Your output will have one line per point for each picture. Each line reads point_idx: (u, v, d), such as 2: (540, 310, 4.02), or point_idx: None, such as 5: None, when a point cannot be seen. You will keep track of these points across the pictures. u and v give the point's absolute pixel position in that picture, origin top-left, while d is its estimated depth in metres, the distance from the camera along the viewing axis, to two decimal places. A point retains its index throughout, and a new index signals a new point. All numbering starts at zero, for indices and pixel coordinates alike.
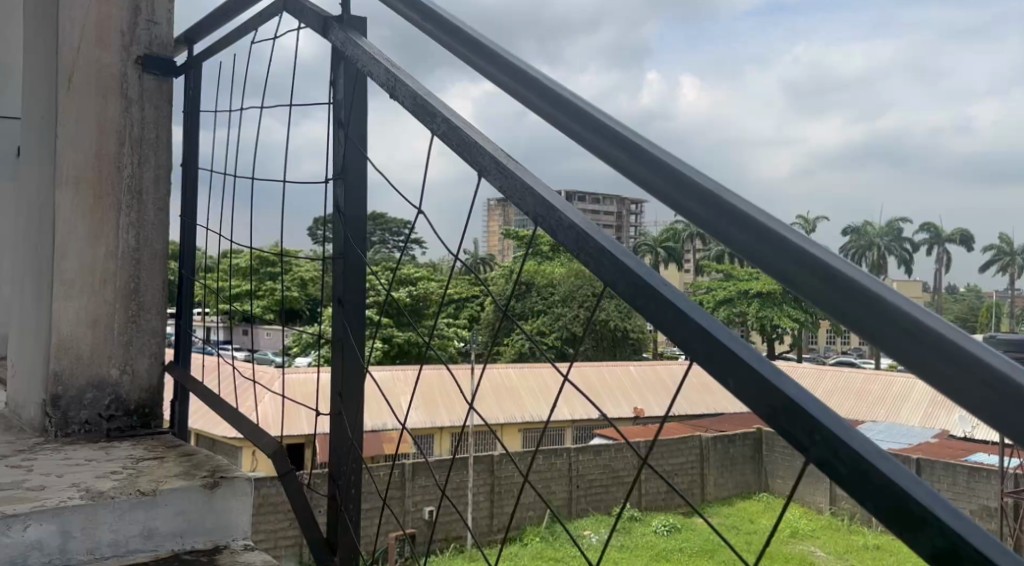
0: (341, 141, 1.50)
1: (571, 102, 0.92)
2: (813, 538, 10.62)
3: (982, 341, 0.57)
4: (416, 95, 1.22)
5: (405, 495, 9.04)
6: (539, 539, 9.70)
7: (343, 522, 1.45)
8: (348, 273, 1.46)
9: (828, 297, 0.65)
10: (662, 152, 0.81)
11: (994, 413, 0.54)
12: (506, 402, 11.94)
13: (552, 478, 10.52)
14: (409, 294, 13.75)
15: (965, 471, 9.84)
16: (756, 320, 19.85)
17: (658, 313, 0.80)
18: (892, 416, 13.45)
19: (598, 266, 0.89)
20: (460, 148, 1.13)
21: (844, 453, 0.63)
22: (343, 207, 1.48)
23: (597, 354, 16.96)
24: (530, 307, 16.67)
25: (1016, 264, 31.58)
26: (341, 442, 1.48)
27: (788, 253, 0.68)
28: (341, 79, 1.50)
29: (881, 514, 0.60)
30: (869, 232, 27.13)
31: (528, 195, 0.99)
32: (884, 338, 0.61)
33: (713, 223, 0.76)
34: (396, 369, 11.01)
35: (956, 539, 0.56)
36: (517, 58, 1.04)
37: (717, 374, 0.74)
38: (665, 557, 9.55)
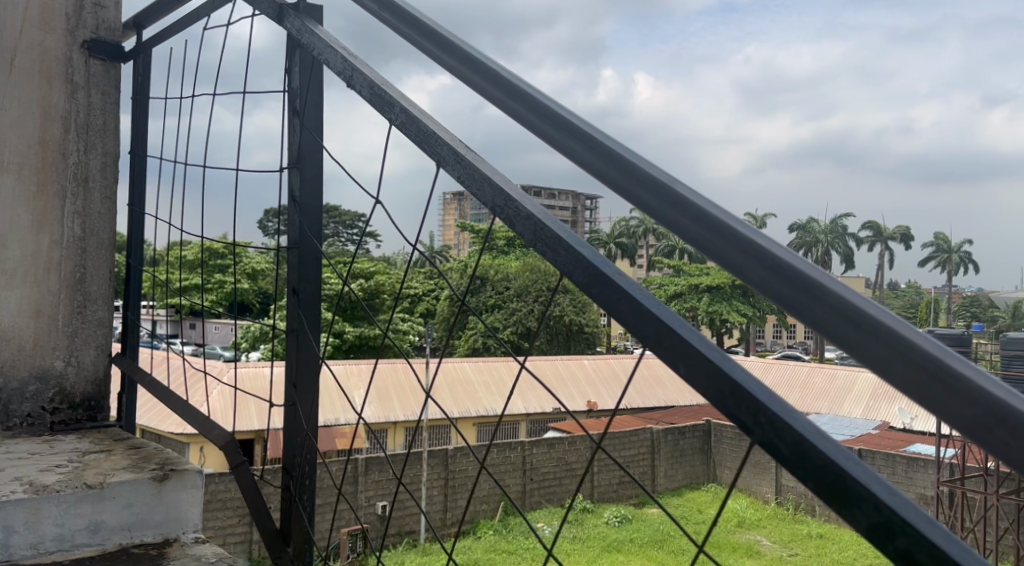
0: (296, 129, 1.49)
1: (527, 93, 0.94)
2: (759, 527, 10.85)
3: (919, 326, 0.60)
4: (373, 84, 1.22)
5: (359, 490, 8.96)
6: (492, 532, 9.72)
7: (297, 513, 1.45)
8: (303, 262, 1.45)
9: (774, 288, 0.68)
10: (617, 145, 0.83)
11: (935, 404, 0.57)
12: (461, 396, 11.92)
13: (506, 471, 10.54)
14: (362, 288, 13.63)
15: (904, 461, 10.13)
16: (706, 314, 20.12)
17: (610, 300, 0.83)
18: (835, 408, 13.82)
19: (553, 256, 0.90)
20: (418, 138, 1.13)
21: (787, 436, 0.66)
22: (298, 197, 1.47)
23: (552, 348, 16.98)
24: (484, 301, 16.58)
25: (955, 260, 32.56)
26: (295, 433, 1.46)
27: (736, 243, 0.71)
28: (296, 66, 1.49)
29: (820, 491, 0.64)
30: (815, 229, 27.78)
31: (487, 185, 1.00)
32: (825, 323, 0.64)
33: (665, 214, 0.78)
34: (350, 363, 10.92)
35: (891, 516, 0.59)
36: (474, 48, 1.05)
37: (667, 359, 0.76)
38: (616, 547, 9.63)
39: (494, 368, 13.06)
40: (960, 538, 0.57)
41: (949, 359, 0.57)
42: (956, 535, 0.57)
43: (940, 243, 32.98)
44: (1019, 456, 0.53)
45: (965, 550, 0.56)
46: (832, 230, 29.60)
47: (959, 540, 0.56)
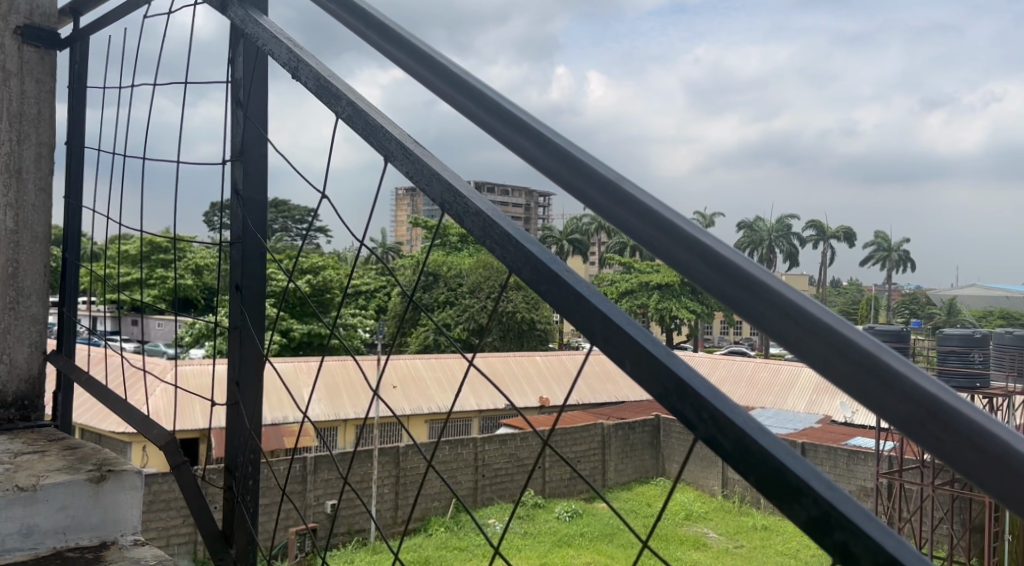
0: (239, 121, 1.45)
1: (478, 90, 0.93)
2: (706, 520, 11.01)
3: (860, 325, 0.61)
4: (319, 76, 1.20)
5: (307, 489, 8.82)
6: (443, 529, 9.68)
7: (239, 513, 1.42)
8: (247, 258, 1.42)
9: (718, 285, 0.69)
10: (565, 143, 0.84)
11: (869, 396, 0.59)
12: (412, 393, 11.83)
13: (457, 468, 10.49)
14: (311, 284, 13.39)
15: (845, 453, 10.39)
16: (656, 311, 20.37)
17: (558, 297, 0.83)
18: (780, 403, 14.12)
19: (503, 253, 0.90)
20: (365, 131, 1.12)
21: (729, 431, 0.67)
22: (241, 189, 1.43)
23: (505, 345, 16.93)
24: (436, 298, 16.46)
25: (894, 258, 33.45)
26: (237, 432, 1.43)
27: (682, 241, 0.72)
28: (240, 56, 1.46)
29: (759, 485, 0.65)
30: (761, 228, 28.28)
31: (435, 180, 0.99)
32: (769, 322, 0.65)
33: (612, 212, 0.79)
34: (298, 360, 10.75)
35: (828, 509, 0.61)
36: (424, 42, 1.04)
37: (615, 357, 0.77)
38: (567, 542, 9.68)
39: (446, 365, 13.00)
40: (896, 532, 0.59)
41: (885, 355, 0.58)
42: (891, 530, 0.59)
43: (881, 242, 33.87)
44: (951, 449, 0.55)
45: (905, 547, 0.58)
46: (779, 228, 30.15)
47: (894, 534, 0.58)
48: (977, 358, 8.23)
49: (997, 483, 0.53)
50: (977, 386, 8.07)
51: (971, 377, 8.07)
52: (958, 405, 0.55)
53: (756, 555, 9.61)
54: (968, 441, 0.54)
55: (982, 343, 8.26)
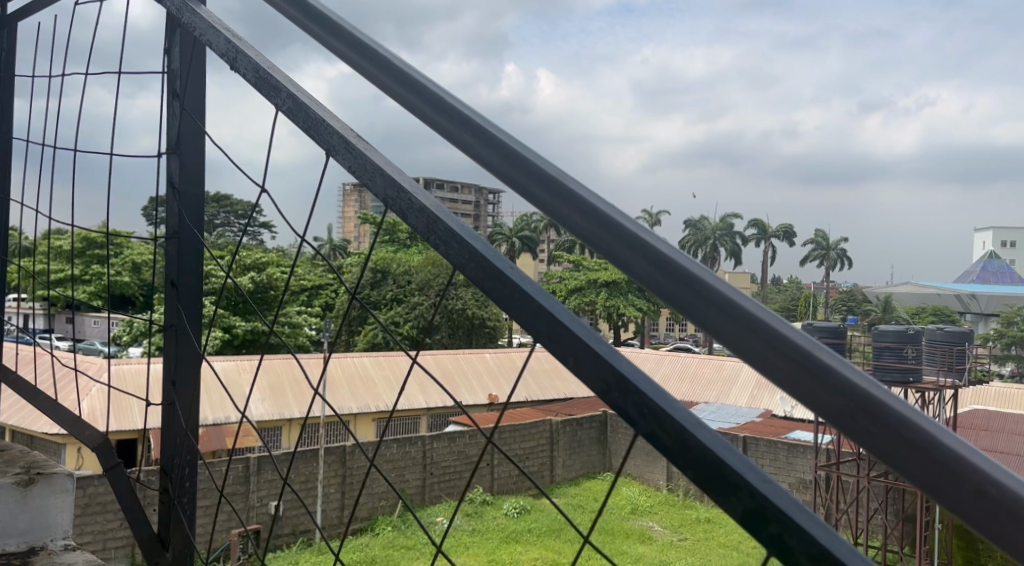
0: (175, 112, 1.41)
1: (424, 86, 0.92)
2: (651, 514, 11.12)
3: (796, 324, 0.63)
4: (258, 67, 1.17)
5: (250, 490, 8.64)
6: (390, 528, 9.59)
7: (176, 515, 1.39)
8: (182, 254, 1.39)
9: (657, 283, 0.70)
10: (508, 138, 0.84)
11: (811, 394, 0.60)
12: (359, 391, 11.69)
13: (404, 466, 10.39)
14: (254, 281, 13.09)
15: (785, 447, 10.63)
16: (603, 308, 20.56)
17: (503, 297, 0.83)
18: (722, 398, 14.39)
19: (447, 249, 0.90)
20: (306, 125, 1.10)
21: (668, 425, 0.68)
22: (177, 184, 1.39)
23: (453, 342, 16.83)
24: (384, 295, 16.27)
25: (832, 257, 34.45)
26: (173, 434, 1.40)
27: (624, 238, 0.72)
28: (177, 46, 1.42)
29: (697, 480, 0.67)
30: (707, 227, 28.71)
31: (378, 176, 0.98)
32: (708, 321, 0.66)
33: (556, 209, 0.79)
34: (241, 359, 10.51)
35: (762, 502, 0.62)
36: (368, 38, 1.03)
37: (560, 355, 0.77)
38: (515, 538, 9.70)
39: (394, 363, 12.88)
40: (829, 522, 0.60)
41: (821, 352, 0.60)
42: (825, 521, 0.61)
43: (820, 241, 34.74)
44: (883, 442, 0.56)
45: (838, 539, 0.59)
46: (723, 227, 30.68)
47: (829, 526, 0.60)
48: (910, 353, 8.52)
49: (927, 477, 0.55)
50: (910, 381, 8.38)
51: (905, 372, 8.32)
52: (890, 399, 0.56)
53: (699, 548, 9.79)
54: (905, 439, 0.55)
55: (914, 339, 8.55)
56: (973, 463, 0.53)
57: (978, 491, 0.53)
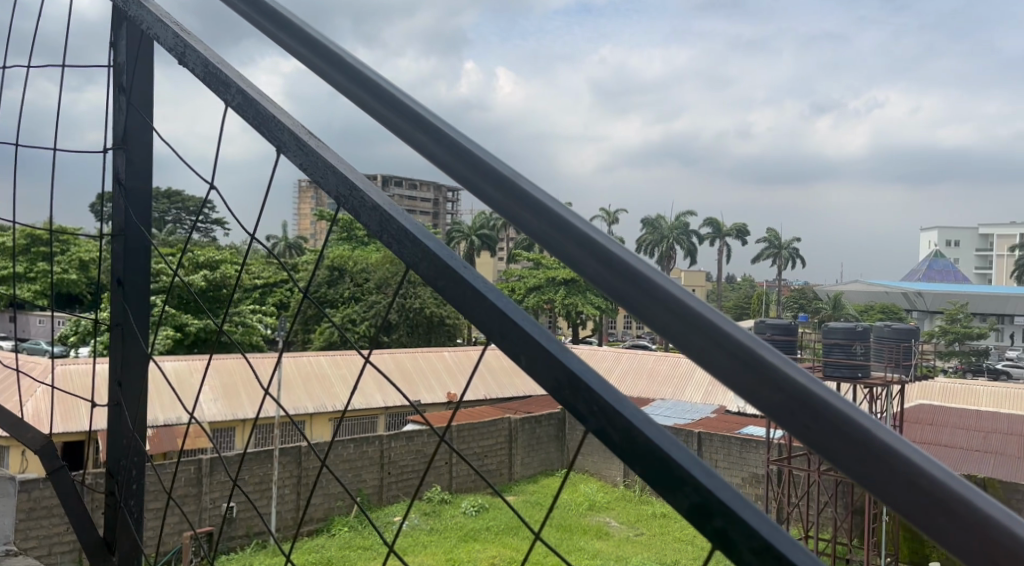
0: (121, 107, 1.38)
1: (377, 85, 0.92)
2: (608, 510, 11.19)
3: (741, 324, 0.64)
4: (207, 62, 1.15)
5: (202, 492, 8.48)
6: (347, 529, 9.51)
7: (123, 519, 1.36)
8: (128, 252, 1.36)
9: (604, 281, 0.71)
10: (459, 136, 0.84)
11: (753, 392, 0.62)
12: (314, 390, 11.56)
13: (361, 466, 10.31)
14: (206, 279, 12.82)
15: (738, 442, 10.80)
16: (562, 306, 20.64)
17: (455, 297, 0.83)
18: (678, 395, 14.56)
19: (400, 247, 0.89)
20: (256, 121, 1.08)
21: (618, 423, 0.69)
22: (123, 180, 1.36)
23: (411, 340, 16.70)
24: (341, 293, 16.08)
25: (785, 255, 35.04)
26: (118, 436, 1.37)
27: (574, 236, 0.74)
28: (124, 39, 1.39)
29: (645, 475, 0.68)
30: (664, 225, 28.96)
31: (331, 173, 0.97)
32: (652, 319, 0.68)
33: (509, 208, 0.80)
34: (191, 358, 10.33)
35: (706, 497, 0.64)
36: (320, 35, 1.02)
37: (510, 352, 0.78)
38: (473, 536, 9.68)
39: (351, 362, 12.77)
40: (768, 514, 0.62)
41: (761, 348, 0.61)
42: (768, 516, 0.62)
43: (774, 240, 35.35)
44: (820, 435, 0.58)
45: (779, 531, 0.61)
46: (680, 226, 31.02)
47: (772, 520, 0.62)
48: (858, 349, 8.74)
49: (864, 469, 0.56)
50: (858, 376, 8.50)
51: (853, 368, 8.51)
52: (830, 395, 0.58)
53: (655, 543, 9.91)
54: (845, 432, 0.57)
55: (862, 336, 8.78)
56: (906, 456, 0.55)
57: (912, 484, 0.54)
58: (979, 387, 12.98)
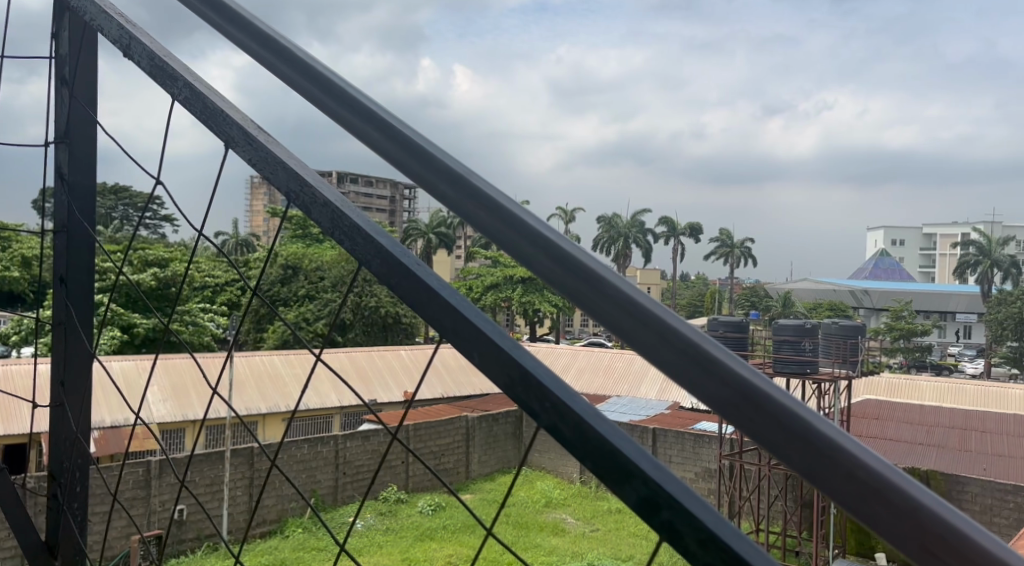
0: (64, 100, 1.35)
1: (331, 81, 0.91)
2: (564, 506, 11.23)
3: (690, 321, 0.66)
4: (154, 56, 1.13)
5: (151, 495, 8.29)
6: (301, 530, 9.41)
7: (65, 524, 1.32)
8: (71, 248, 1.32)
9: (554, 276, 0.72)
10: (413, 132, 0.84)
11: (699, 382, 0.63)
12: (266, 390, 11.38)
13: (316, 467, 10.18)
14: (155, 277, 12.51)
15: (691, 437, 10.95)
16: (519, 304, 20.66)
17: (408, 293, 0.82)
18: (634, 391, 14.69)
19: (352, 246, 0.89)
20: (204, 115, 1.06)
21: (568, 417, 0.70)
22: (66, 175, 1.33)
23: (367, 340, 16.52)
24: (295, 291, 15.83)
25: (737, 254, 35.59)
26: (61, 436, 1.34)
27: (524, 233, 0.74)
28: (66, 31, 1.35)
29: (596, 470, 0.68)
30: (620, 224, 29.14)
31: (280, 169, 0.96)
32: (603, 315, 0.68)
33: (460, 205, 0.80)
34: (138, 357, 10.10)
35: (654, 489, 0.65)
36: (273, 29, 1.01)
37: (463, 350, 0.78)
38: (429, 535, 9.65)
39: (305, 361, 12.60)
40: (714, 506, 0.64)
41: (706, 343, 0.63)
42: (713, 507, 0.64)
43: (726, 239, 35.88)
44: (764, 431, 0.60)
45: (727, 523, 0.63)
46: (635, 224, 31.25)
47: (716, 512, 0.63)
48: (807, 346, 8.93)
49: (805, 460, 0.58)
50: (807, 372, 8.69)
51: (802, 364, 8.68)
52: (772, 390, 0.60)
53: (610, 538, 10.02)
54: (788, 426, 0.58)
55: (811, 333, 8.95)
56: (847, 449, 0.57)
57: (850, 475, 0.56)
58: (922, 382, 13.38)
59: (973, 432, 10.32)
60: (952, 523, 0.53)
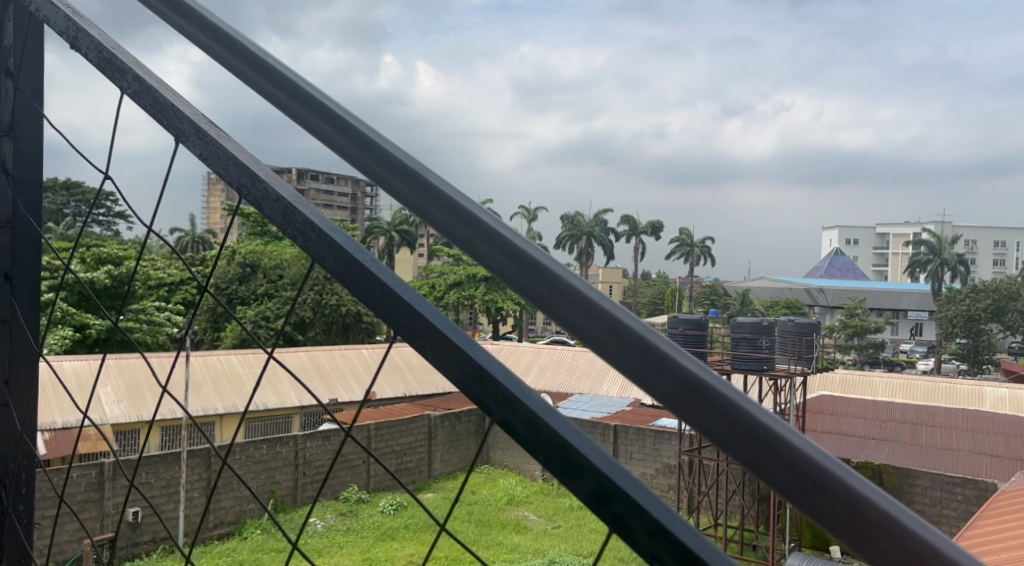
0: (8, 94, 1.32)
1: (286, 77, 0.91)
2: (526, 504, 11.24)
3: (642, 317, 0.67)
4: (102, 47, 1.11)
5: (104, 497, 8.11)
6: (259, 531, 9.30)
7: (9, 526, 1.29)
8: (16, 244, 1.30)
9: (506, 272, 0.73)
10: (367, 130, 0.84)
11: (646, 376, 0.64)
12: (224, 390, 11.21)
13: (275, 467, 10.04)
14: (108, 275, 12.24)
15: (651, 434, 11.04)
16: (482, 302, 20.62)
17: (364, 290, 0.82)
18: (596, 389, 14.76)
19: (306, 242, 0.88)
20: (155, 109, 1.05)
21: (521, 413, 0.71)
22: (11, 169, 1.30)
23: (327, 339, 16.33)
24: (254, 290, 15.60)
25: (698, 252, 35.95)
26: (7, 437, 1.30)
27: (477, 228, 0.75)
28: (9, 23, 1.32)
29: (549, 466, 0.69)
30: (582, 221, 29.23)
31: (232, 164, 0.95)
32: (558, 311, 0.69)
33: (414, 201, 0.80)
34: (89, 357, 9.86)
35: (605, 483, 0.66)
36: (228, 27, 0.99)
37: (418, 347, 0.78)
38: (391, 535, 9.59)
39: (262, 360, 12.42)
40: (666, 501, 0.65)
41: (656, 338, 0.64)
42: (664, 499, 0.65)
43: (686, 237, 36.22)
44: (713, 425, 0.61)
45: (675, 517, 0.64)
46: (597, 222, 31.39)
47: (668, 506, 0.64)
48: (764, 343, 9.08)
49: (750, 452, 0.59)
50: (764, 369, 8.83)
51: (759, 361, 8.80)
52: (718, 384, 0.61)
53: (572, 534, 10.07)
54: (737, 422, 0.59)
55: (768, 330, 9.06)
56: (792, 441, 0.58)
57: (792, 466, 0.58)
58: (876, 378, 13.69)
59: (924, 427, 10.60)
60: (891, 514, 0.55)
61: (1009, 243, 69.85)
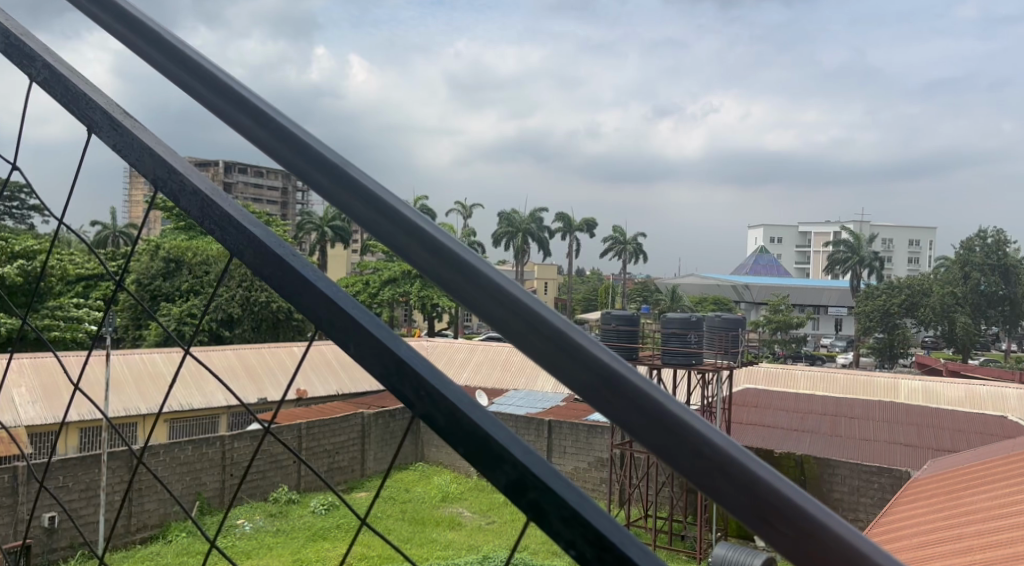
0: None
1: (206, 68, 0.89)
2: (460, 500, 11.26)
3: (558, 309, 0.68)
4: (9, 34, 1.07)
5: (16, 503, 7.79)
6: (184, 534, 9.06)
7: None
8: None
9: (425, 262, 0.73)
10: (290, 123, 0.83)
11: (561, 364, 0.65)
12: (147, 390, 10.84)
13: (201, 468, 9.77)
14: (20, 271, 11.68)
15: (584, 428, 11.17)
16: (417, 298, 20.46)
17: (284, 284, 0.81)
18: (530, 384, 14.83)
19: (223, 235, 0.87)
20: (67, 98, 1.01)
21: (442, 405, 0.71)
22: None
23: (256, 336, 15.94)
24: (179, 286, 15.10)
25: (631, 248, 36.44)
26: None
27: (397, 221, 0.75)
28: None
29: (468, 456, 0.70)
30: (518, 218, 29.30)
31: (147, 155, 0.93)
32: (478, 303, 0.70)
33: (335, 195, 0.79)
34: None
35: (523, 471, 0.67)
36: (146, 17, 0.97)
37: (339, 342, 0.78)
38: (322, 535, 9.46)
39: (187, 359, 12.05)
40: (583, 490, 0.66)
41: (572, 331, 0.65)
42: (581, 489, 0.66)
43: (619, 235, 36.71)
44: (626, 411, 0.62)
45: (591, 504, 0.66)
46: (533, 219, 31.49)
47: (583, 493, 0.66)
48: (692, 339, 9.23)
49: (663, 440, 0.61)
50: (693, 363, 9.06)
51: (688, 357, 8.99)
52: (628, 373, 0.63)
53: (506, 530, 10.12)
54: (650, 410, 0.61)
55: (696, 325, 9.24)
56: (698, 430, 0.60)
57: (700, 452, 0.60)
58: (800, 371, 14.16)
59: (844, 418, 10.99)
60: (789, 497, 0.58)
61: (922, 240, 73.33)
